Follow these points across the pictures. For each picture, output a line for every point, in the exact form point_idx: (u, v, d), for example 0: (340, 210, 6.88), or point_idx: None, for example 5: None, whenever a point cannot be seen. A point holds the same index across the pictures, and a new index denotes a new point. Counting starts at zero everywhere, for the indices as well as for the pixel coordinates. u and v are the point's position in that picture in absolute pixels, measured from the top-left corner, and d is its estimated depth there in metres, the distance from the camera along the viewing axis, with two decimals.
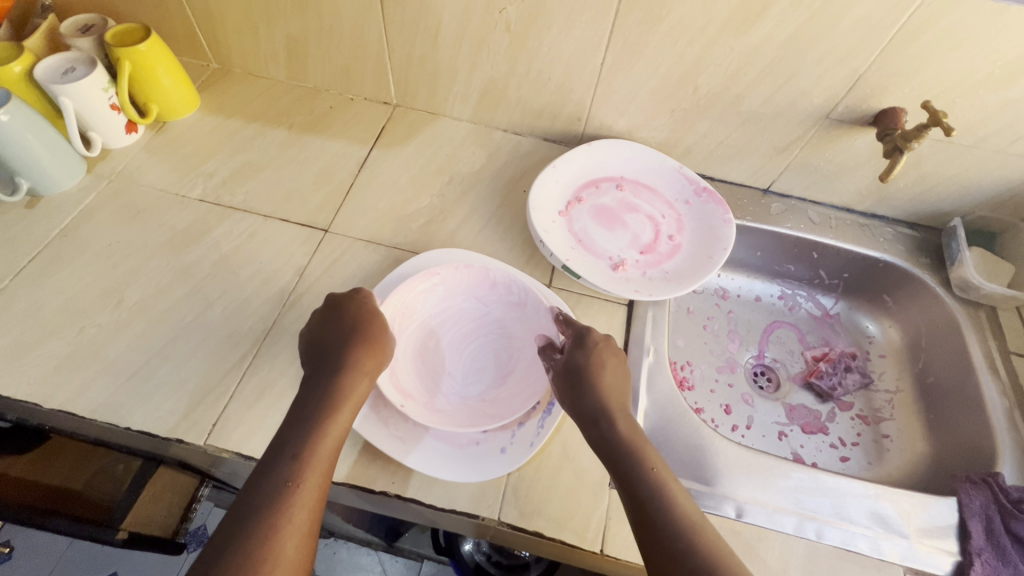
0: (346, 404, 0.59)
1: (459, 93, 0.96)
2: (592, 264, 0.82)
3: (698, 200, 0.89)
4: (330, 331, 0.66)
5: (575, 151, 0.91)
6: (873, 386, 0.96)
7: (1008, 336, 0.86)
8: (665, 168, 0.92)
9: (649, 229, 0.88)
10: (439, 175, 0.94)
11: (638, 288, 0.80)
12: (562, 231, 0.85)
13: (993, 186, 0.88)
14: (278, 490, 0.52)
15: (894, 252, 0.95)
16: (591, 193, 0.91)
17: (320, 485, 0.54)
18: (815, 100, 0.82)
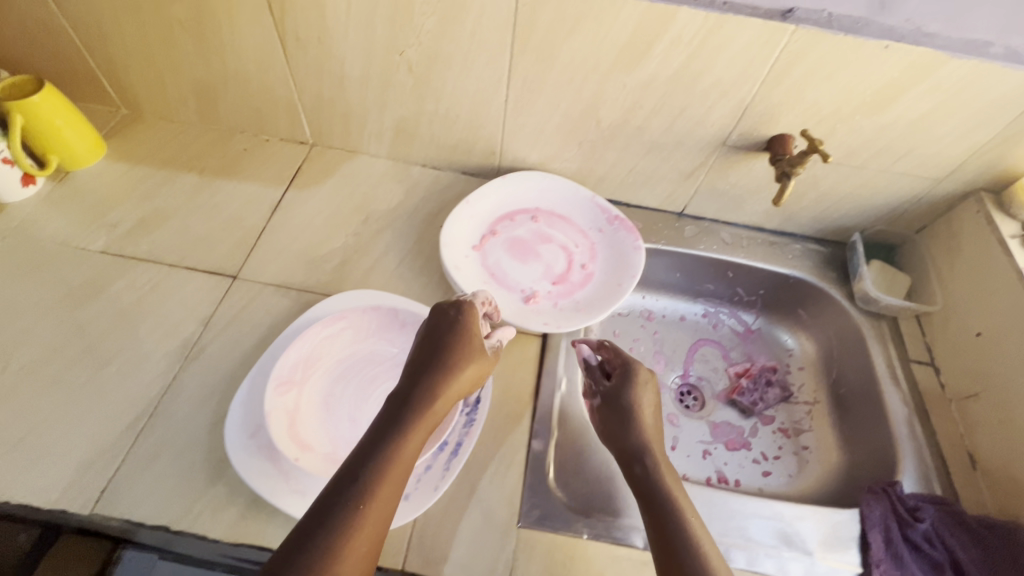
0: (419, 429, 0.59)
1: (373, 131, 0.97)
2: (504, 298, 0.86)
3: (611, 228, 0.93)
4: (425, 350, 0.65)
5: (488, 186, 0.93)
6: (793, 398, 0.98)
7: (908, 345, 0.90)
8: (579, 198, 0.95)
9: (562, 259, 0.91)
10: (355, 214, 0.94)
11: (547, 320, 0.84)
12: (476, 266, 0.88)
13: (886, 202, 0.92)
14: (339, 523, 0.51)
15: (803, 269, 0.98)
16: (506, 226, 0.93)
17: (382, 517, 0.53)
18: (709, 129, 0.85)
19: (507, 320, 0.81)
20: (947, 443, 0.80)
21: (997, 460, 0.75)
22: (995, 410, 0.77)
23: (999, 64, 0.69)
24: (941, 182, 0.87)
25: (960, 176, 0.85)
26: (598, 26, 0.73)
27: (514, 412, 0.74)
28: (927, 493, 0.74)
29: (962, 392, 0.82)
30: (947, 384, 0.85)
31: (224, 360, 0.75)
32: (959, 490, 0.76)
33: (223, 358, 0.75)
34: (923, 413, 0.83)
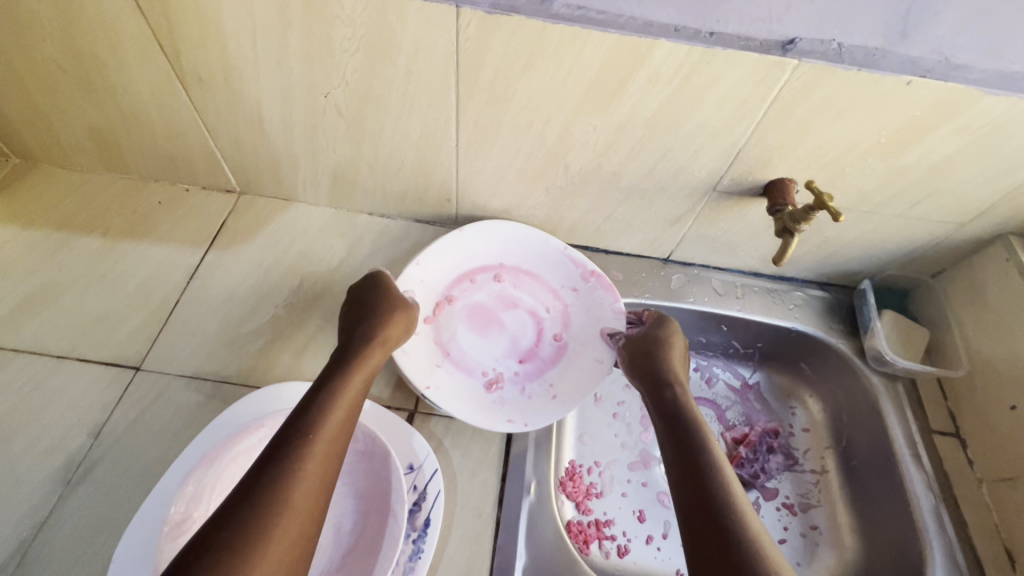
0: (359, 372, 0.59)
1: (307, 178, 0.83)
2: (462, 385, 0.74)
3: (586, 286, 0.81)
4: (357, 314, 0.67)
5: (441, 242, 0.79)
6: (799, 466, 0.85)
7: (928, 412, 0.78)
8: (550, 252, 0.82)
9: (530, 328, 0.80)
10: (288, 277, 0.81)
11: (512, 412, 0.73)
12: (428, 344, 0.75)
13: (899, 246, 0.81)
14: (288, 460, 0.48)
15: (806, 321, 0.86)
16: (465, 290, 0.80)
17: (326, 458, 0.50)
18: (696, 174, 0.72)
19: (466, 419, 0.69)
20: (981, 535, 0.69)
21: None
22: None
23: None
24: (964, 226, 0.75)
25: (986, 220, 0.74)
26: (559, 62, 0.60)
27: (473, 529, 0.63)
28: None
29: (995, 472, 0.71)
30: (977, 461, 0.74)
31: (117, 481, 0.61)
32: None
33: (116, 478, 0.62)
34: (951, 498, 0.72)
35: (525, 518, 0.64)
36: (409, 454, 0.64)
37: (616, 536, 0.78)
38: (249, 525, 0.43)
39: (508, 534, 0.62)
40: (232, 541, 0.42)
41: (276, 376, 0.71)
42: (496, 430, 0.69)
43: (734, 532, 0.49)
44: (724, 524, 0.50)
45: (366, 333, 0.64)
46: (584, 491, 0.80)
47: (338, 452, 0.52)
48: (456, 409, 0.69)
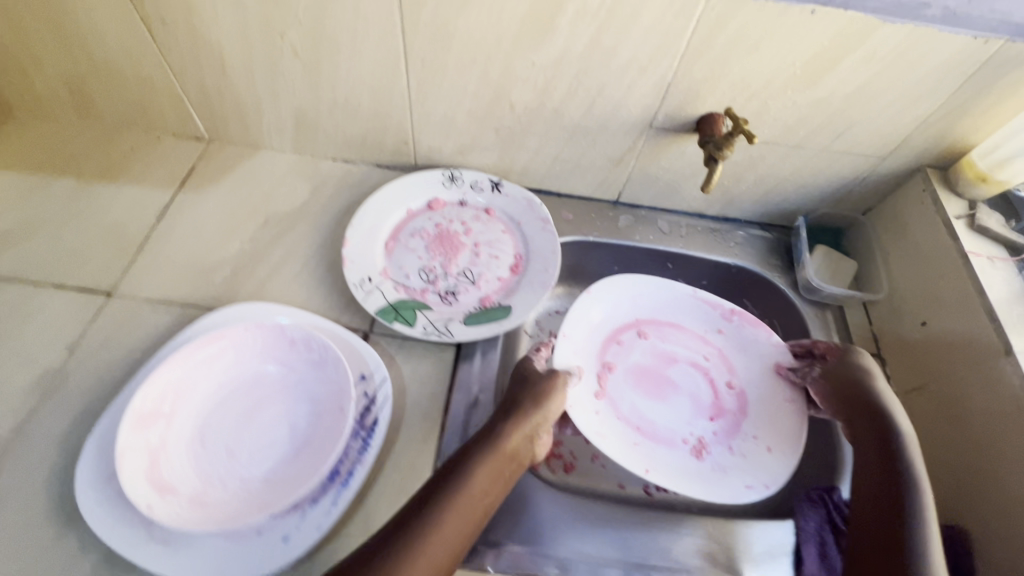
0: (483, 465, 0.60)
1: (272, 123, 0.87)
2: (665, 456, 0.71)
3: (731, 325, 0.80)
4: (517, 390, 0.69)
5: (572, 309, 0.78)
6: None
7: (853, 335, 0.84)
8: (680, 297, 0.82)
9: (703, 384, 0.78)
10: (254, 217, 0.86)
11: (744, 475, 0.70)
12: (611, 421, 0.73)
13: (829, 183, 0.86)
14: (405, 547, 0.53)
15: (745, 257, 0.92)
16: (617, 354, 0.79)
17: (466, 522, 0.56)
18: (632, 110, 0.77)
19: (675, 489, 0.67)
20: None
21: (942, 458, 0.70)
22: (939, 404, 0.71)
23: (936, 27, 0.62)
24: (885, 159, 0.80)
25: (904, 152, 0.79)
26: None
27: (420, 434, 0.68)
28: None
29: (907, 384, 0.76)
30: (893, 376, 0.79)
31: (88, 388, 0.66)
32: None
33: (89, 386, 0.67)
34: None
35: (465, 425, 0.69)
36: (361, 365, 0.69)
37: (564, 454, 0.82)
38: None
39: (450, 439, 0.68)
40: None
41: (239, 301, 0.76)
42: (739, 501, 0.67)
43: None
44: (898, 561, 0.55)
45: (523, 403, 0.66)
46: None
47: (458, 547, 0.55)
48: (689, 490, 0.67)
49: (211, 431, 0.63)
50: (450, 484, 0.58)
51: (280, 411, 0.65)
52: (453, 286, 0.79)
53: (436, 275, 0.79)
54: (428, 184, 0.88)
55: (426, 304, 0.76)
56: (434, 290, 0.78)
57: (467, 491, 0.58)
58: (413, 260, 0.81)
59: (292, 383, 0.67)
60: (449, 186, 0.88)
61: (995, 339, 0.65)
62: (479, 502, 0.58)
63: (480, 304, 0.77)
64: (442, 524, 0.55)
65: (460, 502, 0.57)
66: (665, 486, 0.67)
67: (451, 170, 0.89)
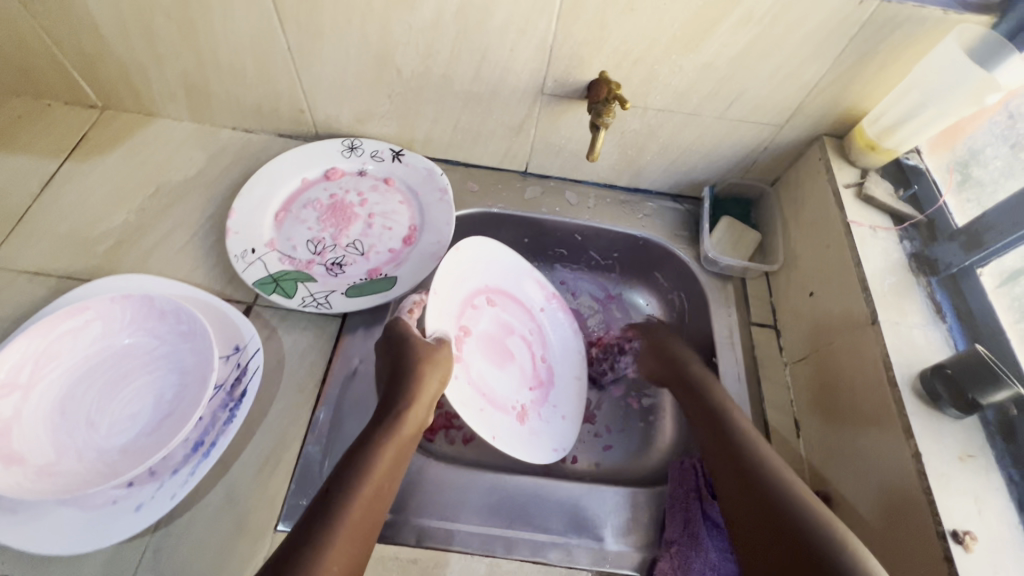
0: (387, 448, 0.60)
1: (162, 90, 0.84)
2: (504, 422, 0.74)
3: (552, 306, 0.88)
4: (403, 358, 0.65)
5: (442, 266, 0.74)
6: None
7: (752, 306, 0.84)
8: (517, 272, 0.87)
9: (526, 356, 0.83)
10: (144, 187, 0.83)
11: (551, 439, 0.77)
12: (464, 384, 0.73)
13: (732, 152, 0.84)
14: (318, 542, 0.52)
15: (653, 229, 0.91)
16: (469, 317, 0.78)
17: (371, 504, 0.56)
18: (521, 76, 0.75)
19: (520, 455, 0.72)
20: (773, 409, 0.75)
21: (816, 426, 0.70)
22: (817, 373, 0.72)
23: None
24: (783, 127, 0.79)
25: (800, 120, 0.77)
26: None
27: (293, 404, 0.67)
28: None
29: (795, 355, 0.77)
30: (785, 347, 0.79)
31: None
32: None
33: None
34: (754, 379, 0.78)
35: (342, 398, 0.69)
36: (235, 337, 0.69)
37: (463, 425, 0.82)
38: None
39: (324, 411, 0.67)
40: None
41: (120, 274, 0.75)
42: (547, 461, 0.75)
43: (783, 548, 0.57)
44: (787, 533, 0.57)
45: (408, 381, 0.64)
46: None
47: (370, 529, 0.56)
48: (524, 455, 0.72)
49: (71, 402, 0.62)
50: (349, 472, 0.57)
51: (147, 383, 0.65)
52: (341, 258, 0.77)
53: (325, 246, 0.78)
54: (325, 152, 0.85)
55: (311, 275, 0.75)
56: (321, 261, 0.76)
57: (367, 476, 0.57)
58: (303, 231, 0.79)
59: (163, 355, 0.66)
60: (348, 155, 0.86)
61: (863, 307, 0.65)
62: (385, 482, 0.59)
63: (367, 276, 0.76)
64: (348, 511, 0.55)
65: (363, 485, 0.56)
66: (515, 450, 0.72)
67: (351, 139, 0.87)
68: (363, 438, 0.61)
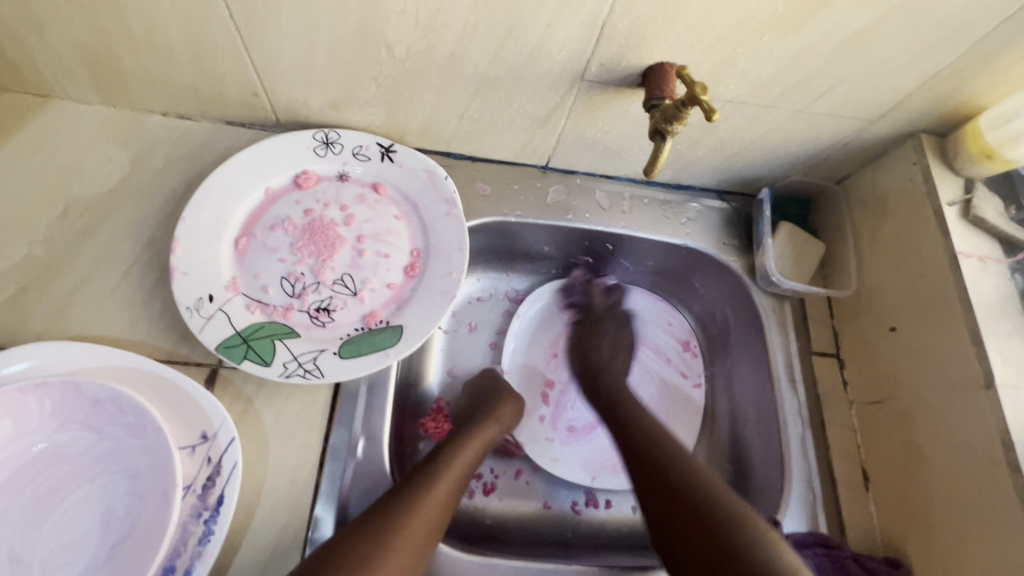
0: (464, 450, 0.60)
1: (52, 67, 0.60)
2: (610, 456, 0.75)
3: (646, 309, 0.83)
4: (480, 395, 0.69)
5: (507, 342, 0.79)
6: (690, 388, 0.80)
7: (812, 332, 0.73)
8: (598, 292, 0.83)
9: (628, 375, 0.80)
10: (47, 205, 0.62)
11: None
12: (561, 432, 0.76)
13: (803, 148, 0.69)
14: (389, 515, 0.49)
15: (699, 237, 0.76)
16: (555, 368, 0.80)
17: (441, 503, 0.53)
18: (557, 58, 0.56)
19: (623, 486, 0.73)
20: (840, 459, 0.66)
21: (893, 485, 0.62)
22: (899, 426, 0.63)
23: None
24: (875, 121, 0.64)
25: (898, 115, 0.63)
26: None
27: (286, 500, 0.54)
28: (810, 532, 0.62)
29: (867, 396, 0.67)
30: (851, 383, 0.70)
31: None
32: (847, 521, 0.63)
33: None
34: (818, 422, 0.68)
35: (346, 484, 0.56)
36: (200, 422, 0.53)
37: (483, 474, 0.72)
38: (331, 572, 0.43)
39: (325, 506, 0.54)
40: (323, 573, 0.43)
41: (32, 335, 0.56)
42: None
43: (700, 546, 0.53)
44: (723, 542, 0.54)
45: (493, 405, 0.67)
46: (448, 430, 0.72)
47: (442, 518, 0.52)
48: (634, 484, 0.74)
49: None
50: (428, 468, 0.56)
51: (89, 495, 0.49)
52: (328, 300, 0.61)
53: (305, 284, 0.61)
54: (292, 150, 0.65)
55: (291, 328, 0.59)
56: (302, 307, 0.60)
57: (443, 475, 0.55)
58: (274, 264, 0.62)
59: (104, 455, 0.51)
60: (324, 154, 0.66)
61: (974, 365, 0.56)
62: (458, 477, 0.57)
63: (364, 324, 0.61)
64: (421, 506, 0.51)
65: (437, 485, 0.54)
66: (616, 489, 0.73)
67: (325, 131, 0.66)
68: (444, 444, 0.60)
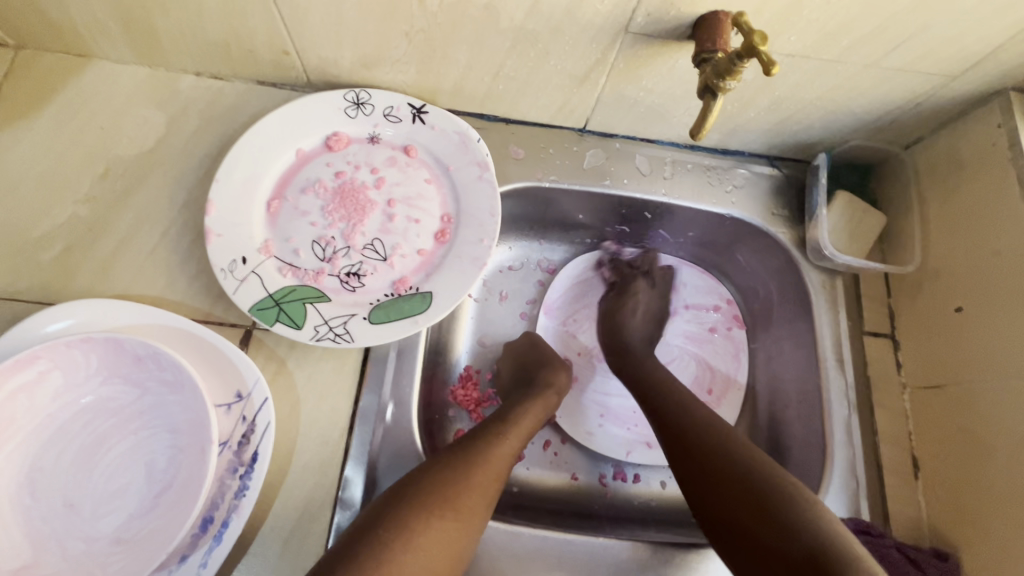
0: (529, 412, 0.60)
1: (88, 26, 0.60)
2: (634, 432, 0.74)
3: (688, 280, 0.79)
4: (535, 361, 0.68)
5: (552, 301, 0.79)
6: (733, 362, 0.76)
7: (865, 312, 0.68)
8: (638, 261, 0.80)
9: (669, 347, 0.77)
10: (89, 165, 0.63)
11: None
12: (589, 401, 0.75)
13: (869, 109, 0.63)
14: (458, 465, 0.51)
15: (745, 206, 0.72)
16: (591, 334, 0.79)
17: (507, 460, 0.55)
18: (599, 8, 0.52)
19: (649, 462, 0.72)
20: (888, 445, 0.63)
21: (944, 472, 0.59)
22: (956, 412, 0.59)
23: None
24: (956, 78, 0.57)
25: (983, 69, 0.56)
26: None
27: (318, 459, 0.55)
28: (851, 517, 0.59)
29: (922, 379, 0.63)
30: (906, 365, 0.65)
31: None
32: (891, 507, 0.60)
33: None
34: (865, 406, 0.64)
35: (376, 446, 0.57)
36: (235, 381, 0.54)
37: None
38: (402, 515, 0.46)
39: (354, 467, 0.55)
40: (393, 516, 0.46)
41: (78, 293, 0.58)
42: None
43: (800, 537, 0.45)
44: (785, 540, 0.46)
45: (548, 373, 0.66)
46: (477, 399, 0.71)
47: (506, 474, 0.54)
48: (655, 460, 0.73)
49: (43, 478, 0.50)
50: (495, 426, 0.57)
51: (133, 446, 0.52)
52: (358, 265, 0.61)
53: (336, 248, 0.61)
54: (322, 111, 0.64)
55: (321, 292, 0.59)
56: (333, 271, 0.60)
57: (508, 436, 0.56)
58: (305, 228, 0.61)
59: (147, 409, 0.52)
60: (354, 114, 0.65)
61: None
62: (524, 436, 0.58)
63: (393, 290, 0.60)
64: (487, 460, 0.53)
65: (503, 441, 0.55)
66: (650, 463, 0.73)
67: (356, 91, 0.64)
68: (509, 405, 0.61)
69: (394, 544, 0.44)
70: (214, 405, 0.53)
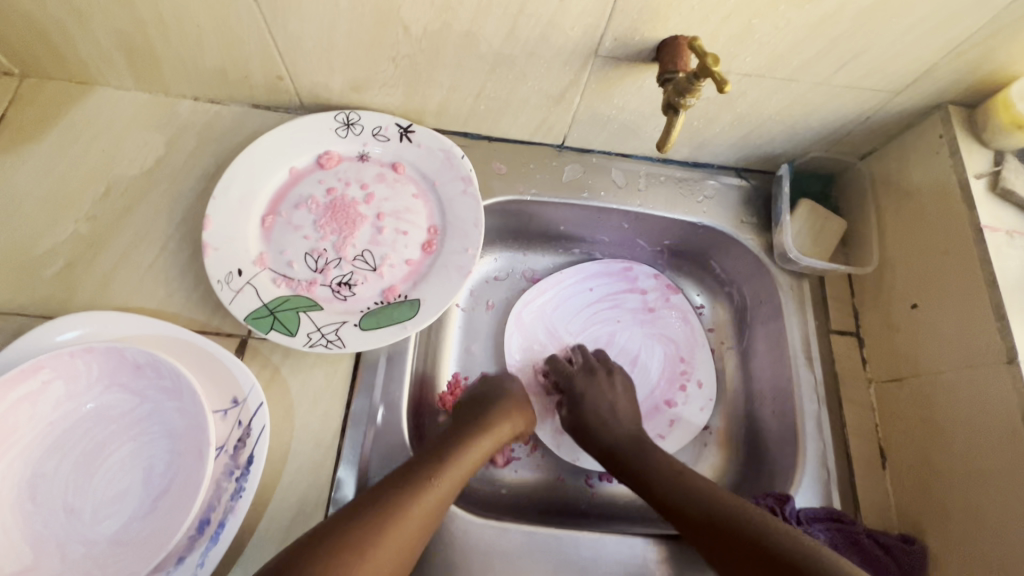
0: (487, 429, 0.64)
1: (93, 55, 0.64)
2: None
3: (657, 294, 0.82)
4: (501, 380, 0.73)
5: (530, 307, 0.80)
6: (704, 367, 0.79)
7: (831, 311, 0.72)
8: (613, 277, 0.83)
9: (647, 354, 0.80)
10: (91, 185, 0.66)
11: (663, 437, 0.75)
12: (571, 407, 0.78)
13: (824, 123, 0.68)
14: (409, 476, 0.55)
15: (715, 215, 0.76)
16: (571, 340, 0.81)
17: (461, 472, 0.58)
18: (570, 35, 0.56)
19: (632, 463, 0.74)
20: (857, 438, 0.66)
21: (908, 459, 0.62)
22: (917, 403, 0.62)
23: None
24: (899, 94, 0.62)
25: (923, 86, 0.61)
26: None
27: (311, 461, 0.57)
28: (824, 507, 0.62)
29: (885, 373, 0.67)
30: (870, 361, 0.69)
31: None
32: (862, 497, 0.63)
33: None
34: (834, 400, 0.68)
35: (367, 448, 0.59)
36: (231, 387, 0.56)
37: None
38: (350, 519, 0.50)
39: (346, 469, 0.57)
40: (340, 522, 0.49)
41: (79, 306, 0.60)
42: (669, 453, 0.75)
43: (772, 539, 0.51)
44: (760, 538, 0.51)
45: (517, 393, 0.71)
46: None
47: (458, 487, 0.57)
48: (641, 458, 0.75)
49: (44, 484, 0.51)
50: (453, 443, 0.61)
51: (133, 451, 0.54)
52: (349, 275, 0.64)
53: (327, 260, 0.64)
54: (314, 131, 0.68)
55: (314, 301, 0.62)
56: (324, 281, 0.63)
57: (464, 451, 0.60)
58: (298, 241, 0.65)
59: (146, 415, 0.55)
60: (345, 134, 0.68)
61: (996, 340, 0.55)
62: (481, 454, 0.62)
63: (383, 298, 0.63)
64: (439, 470, 0.56)
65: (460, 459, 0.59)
66: None
67: (346, 112, 0.69)
68: (472, 417, 0.65)
69: (337, 546, 0.47)
70: (211, 410, 0.55)
